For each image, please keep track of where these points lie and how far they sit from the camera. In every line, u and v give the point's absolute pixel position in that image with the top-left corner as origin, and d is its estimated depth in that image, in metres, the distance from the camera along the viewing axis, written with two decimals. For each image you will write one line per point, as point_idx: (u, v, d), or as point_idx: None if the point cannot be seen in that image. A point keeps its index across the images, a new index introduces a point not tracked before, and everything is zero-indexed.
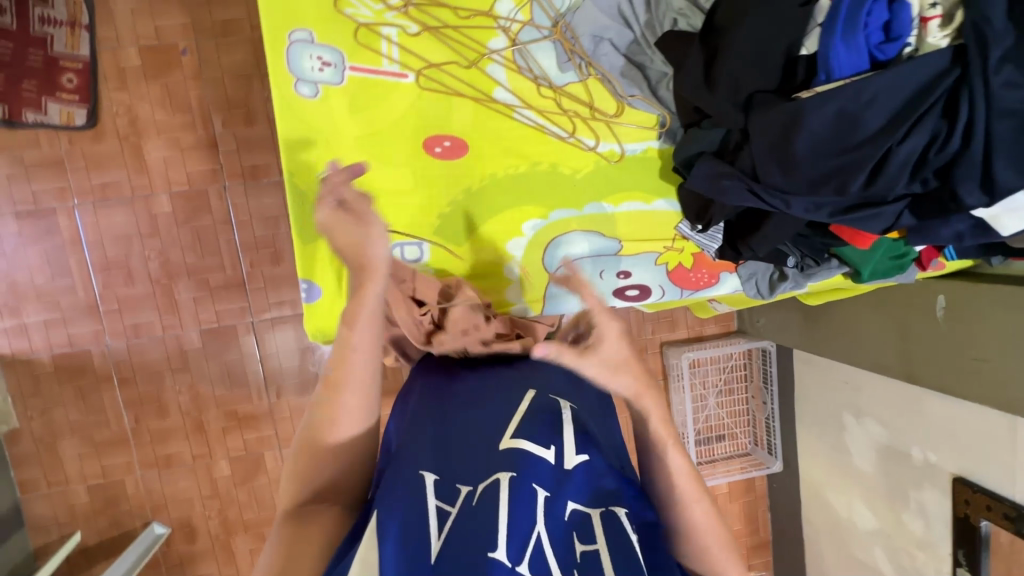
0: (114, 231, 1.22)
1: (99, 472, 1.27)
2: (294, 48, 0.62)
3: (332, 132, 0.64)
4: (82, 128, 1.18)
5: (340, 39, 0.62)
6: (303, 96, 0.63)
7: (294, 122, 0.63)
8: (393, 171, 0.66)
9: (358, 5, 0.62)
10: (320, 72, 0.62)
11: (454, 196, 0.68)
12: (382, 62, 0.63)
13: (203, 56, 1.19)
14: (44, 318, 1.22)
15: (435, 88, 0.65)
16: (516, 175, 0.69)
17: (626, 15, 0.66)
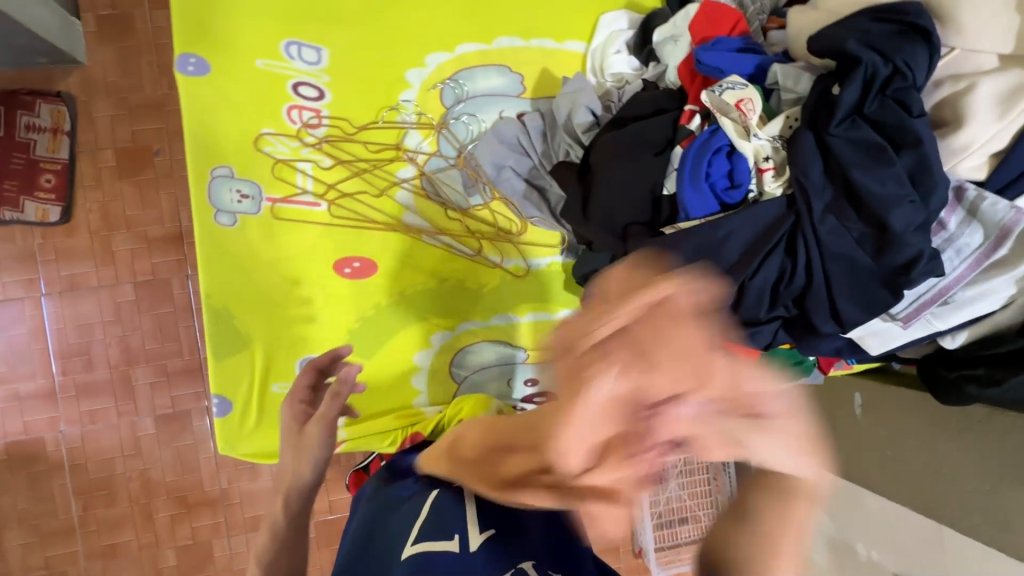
0: (79, 320, 1.26)
1: (42, 565, 1.25)
2: (217, 182, 0.77)
3: (248, 253, 0.78)
4: (55, 223, 1.25)
5: (257, 174, 0.79)
6: (223, 224, 0.77)
7: (221, 242, 0.77)
8: (307, 286, 0.80)
9: (275, 143, 0.80)
10: (239, 204, 0.78)
11: (366, 308, 0.81)
12: (295, 192, 0.80)
13: (175, 157, 1.29)
14: (1, 406, 1.24)
15: (346, 214, 0.81)
16: (424, 289, 0.83)
17: (524, 146, 0.74)
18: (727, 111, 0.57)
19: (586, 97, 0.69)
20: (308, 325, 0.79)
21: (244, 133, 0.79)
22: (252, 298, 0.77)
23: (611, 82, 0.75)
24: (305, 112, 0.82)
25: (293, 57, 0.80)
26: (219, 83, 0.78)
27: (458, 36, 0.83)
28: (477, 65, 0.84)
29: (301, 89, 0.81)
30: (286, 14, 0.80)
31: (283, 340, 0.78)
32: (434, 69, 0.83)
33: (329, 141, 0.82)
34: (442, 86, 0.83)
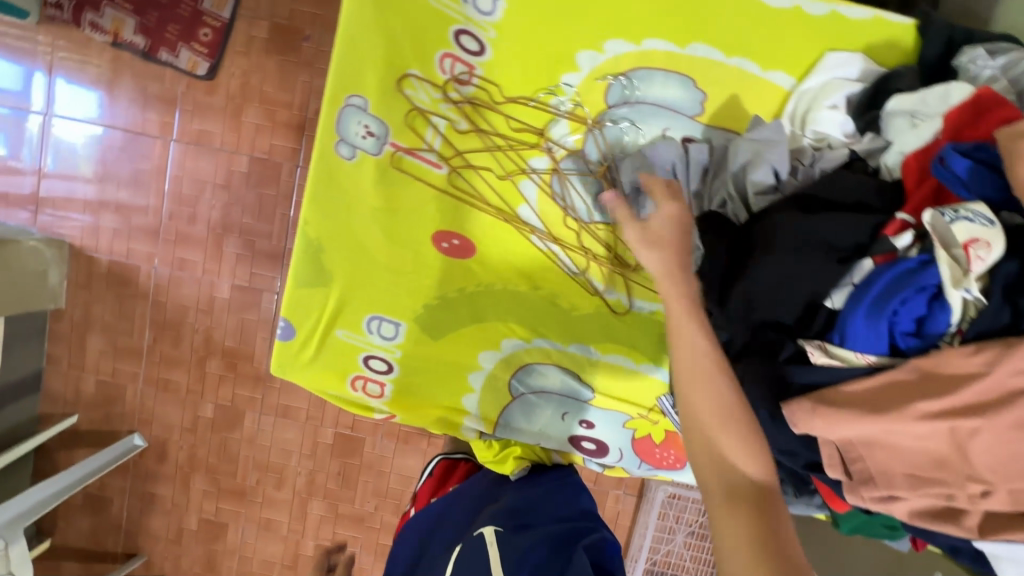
0: (195, 174, 1.33)
1: (110, 372, 1.41)
2: (349, 111, 0.73)
3: (354, 193, 0.75)
4: (201, 78, 1.29)
5: (389, 115, 0.75)
6: (341, 155, 0.74)
7: (336, 177, 0.74)
8: (398, 248, 0.79)
9: (417, 89, 0.75)
10: (363, 140, 0.74)
11: (449, 288, 0.81)
12: (422, 147, 0.77)
13: (322, 48, 1.28)
14: (113, 226, 1.36)
15: (462, 186, 0.79)
16: (513, 290, 0.82)
17: (679, 180, 0.72)
18: (955, 255, 0.52)
19: (773, 153, 0.66)
20: (394, 287, 0.79)
21: (390, 66, 0.73)
22: (346, 246, 0.77)
23: (809, 138, 0.73)
24: (456, 63, 0.76)
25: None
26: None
27: (654, 26, 0.74)
28: (660, 67, 0.76)
29: (462, 39, 0.75)
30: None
31: (362, 293, 0.79)
32: (611, 58, 0.76)
33: (472, 104, 0.77)
34: (616, 79, 0.76)
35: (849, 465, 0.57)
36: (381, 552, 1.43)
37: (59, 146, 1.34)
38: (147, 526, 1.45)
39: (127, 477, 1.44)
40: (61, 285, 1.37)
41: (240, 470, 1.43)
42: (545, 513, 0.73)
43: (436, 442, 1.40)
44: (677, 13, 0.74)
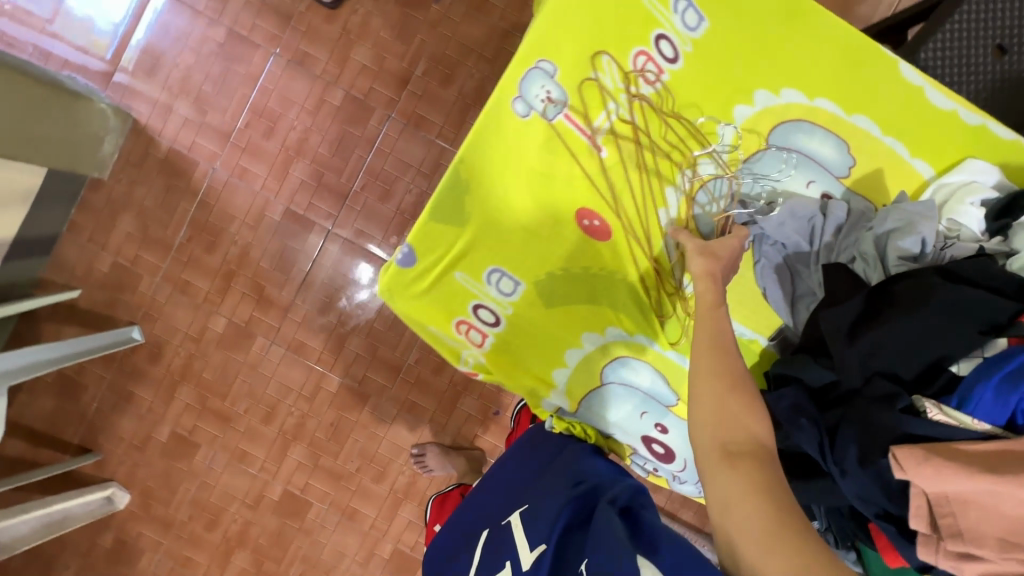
0: (286, 92, 1.32)
1: (130, 258, 1.35)
2: (535, 72, 0.68)
3: (515, 147, 0.68)
4: (324, 5, 1.30)
5: (571, 81, 0.68)
6: (515, 111, 0.68)
7: (499, 132, 0.68)
8: (538, 207, 0.69)
9: (604, 66, 0.68)
10: (541, 102, 0.68)
11: (576, 265, 0.70)
12: (588, 121, 0.69)
13: (449, 14, 1.31)
14: (185, 116, 1.33)
15: (619, 170, 0.69)
16: (640, 285, 0.73)
17: (813, 230, 0.69)
18: None
19: (927, 224, 0.63)
20: (527, 248, 0.69)
21: (589, 40, 0.68)
22: (483, 203, 0.69)
23: (943, 227, 0.69)
24: (646, 60, 0.69)
25: (677, 6, 0.68)
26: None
27: (830, 87, 0.70)
28: (823, 127, 0.71)
29: (660, 41, 0.68)
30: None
31: (481, 245, 0.69)
32: (784, 104, 0.70)
33: (656, 97, 0.69)
34: (787, 120, 0.70)
35: (936, 519, 0.53)
36: (348, 515, 1.39)
37: (124, 17, 1.30)
38: (113, 424, 1.38)
39: (110, 368, 1.37)
40: (111, 156, 1.32)
41: (231, 394, 1.38)
42: (564, 475, 0.85)
43: (437, 421, 1.38)
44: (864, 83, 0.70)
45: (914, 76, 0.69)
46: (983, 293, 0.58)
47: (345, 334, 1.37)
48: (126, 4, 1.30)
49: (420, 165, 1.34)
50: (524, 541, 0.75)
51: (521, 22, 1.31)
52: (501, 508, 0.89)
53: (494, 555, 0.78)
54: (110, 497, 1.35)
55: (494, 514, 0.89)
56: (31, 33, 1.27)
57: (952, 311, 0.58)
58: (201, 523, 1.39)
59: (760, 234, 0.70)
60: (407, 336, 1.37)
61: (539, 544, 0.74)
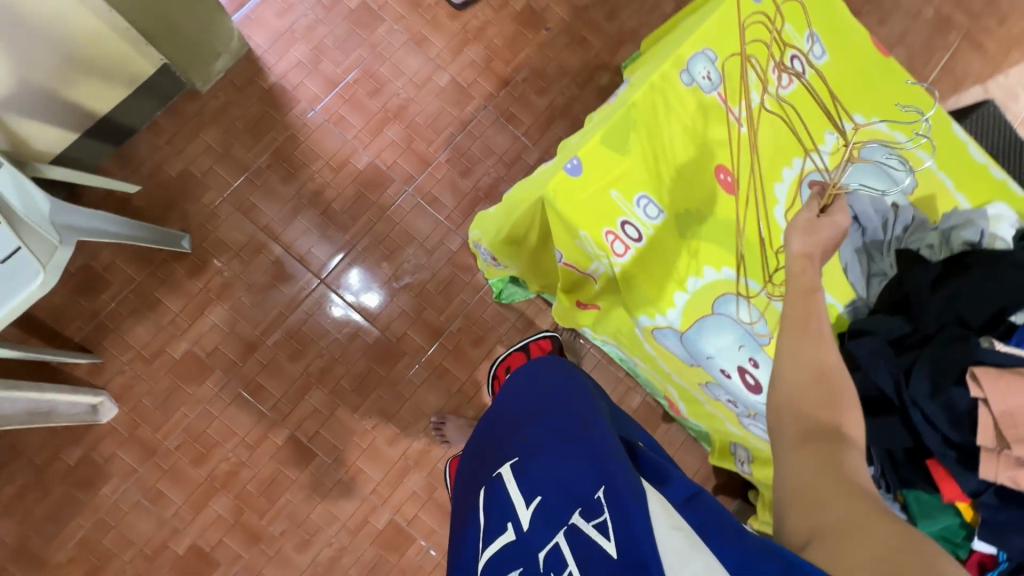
0: (398, 63, 1.46)
1: (203, 169, 1.36)
2: (701, 56, 0.85)
3: (676, 106, 0.84)
4: (452, 5, 1.49)
5: (726, 72, 0.86)
6: (681, 80, 0.84)
7: (669, 88, 0.83)
8: (683, 156, 0.83)
9: (752, 67, 0.86)
10: (702, 78, 0.85)
11: (704, 208, 0.84)
12: (735, 104, 0.86)
13: (555, 41, 1.54)
14: (299, 59, 1.43)
15: (751, 144, 0.86)
16: (750, 236, 0.85)
17: (886, 222, 0.86)
18: None
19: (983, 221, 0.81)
20: (669, 184, 0.82)
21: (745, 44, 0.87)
22: (646, 137, 0.82)
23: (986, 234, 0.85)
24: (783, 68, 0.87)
25: (808, 40, 0.89)
26: (746, 1, 0.87)
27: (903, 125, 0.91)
28: (899, 152, 0.90)
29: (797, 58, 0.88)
30: (825, 12, 0.90)
31: (635, 172, 0.81)
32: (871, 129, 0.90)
33: (785, 99, 0.87)
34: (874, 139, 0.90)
35: (1003, 429, 0.64)
36: (351, 475, 1.33)
37: None
38: (125, 329, 1.29)
39: (141, 270, 1.31)
40: (218, 75, 1.38)
41: (263, 324, 1.34)
42: (550, 406, 0.80)
43: (465, 392, 1.39)
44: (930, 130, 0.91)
45: (960, 134, 0.92)
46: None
47: (394, 289, 1.40)
48: None
49: (503, 154, 1.48)
50: (519, 496, 0.70)
51: (613, 62, 1.55)
52: (489, 455, 0.83)
53: (491, 510, 0.72)
54: (95, 407, 1.23)
55: (486, 466, 0.82)
56: None
57: (1007, 281, 0.72)
58: (188, 456, 1.28)
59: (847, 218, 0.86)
60: (454, 303, 1.41)
61: (534, 498, 0.69)
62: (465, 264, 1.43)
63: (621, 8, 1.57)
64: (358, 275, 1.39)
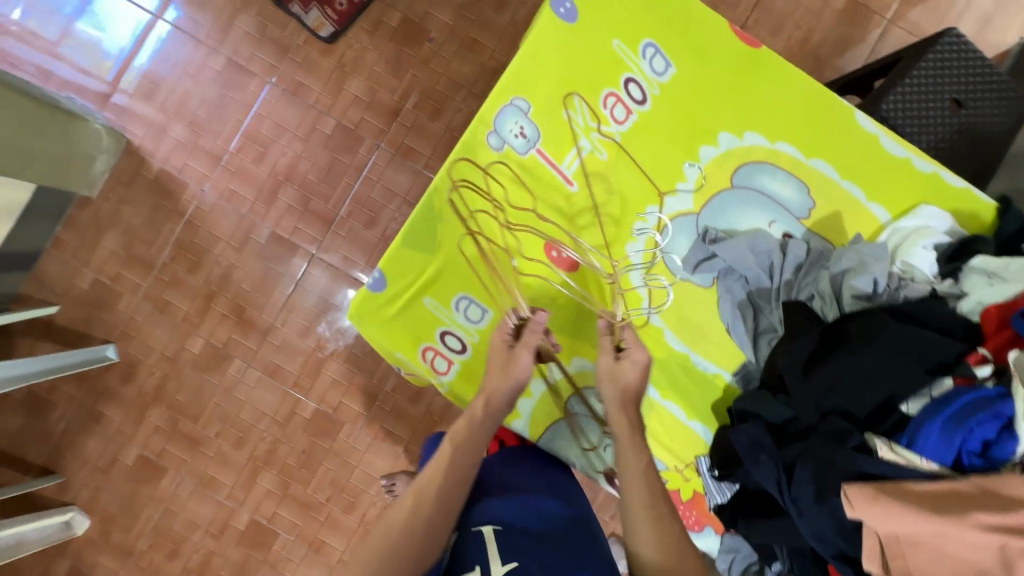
0: (278, 119, 1.36)
1: (112, 275, 1.35)
2: (513, 114, 0.96)
3: (494, 174, 0.96)
4: (320, 39, 1.36)
5: (547, 127, 0.97)
6: (491, 143, 0.95)
7: (484, 158, 0.96)
8: (522, 222, 0.97)
9: (576, 113, 0.97)
10: (516, 137, 0.96)
11: (546, 265, 0.98)
12: (561, 162, 0.98)
13: (441, 53, 1.37)
14: (178, 139, 1.36)
15: (590, 193, 0.99)
16: (602, 278, 0.99)
17: (772, 268, 0.95)
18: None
19: (876, 266, 0.87)
20: (502, 260, 0.96)
21: (560, 89, 0.96)
22: (465, 215, 0.95)
23: (899, 268, 0.94)
24: (616, 100, 0.98)
25: (645, 57, 0.97)
26: (565, 40, 0.96)
27: (786, 134, 0.98)
28: (782, 165, 0.98)
29: (629, 85, 0.98)
30: (658, 24, 0.98)
31: (472, 250, 0.96)
32: (747, 145, 0.98)
33: (621, 139, 0.98)
34: (750, 160, 0.99)
35: (889, 559, 0.71)
36: (316, 547, 1.35)
37: (127, 37, 1.35)
38: (79, 445, 1.35)
39: (80, 387, 1.35)
40: (99, 176, 1.34)
41: (203, 417, 1.36)
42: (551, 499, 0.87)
43: (412, 450, 1.36)
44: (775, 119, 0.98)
45: (869, 125, 0.97)
46: (920, 335, 0.80)
47: (321, 360, 1.36)
48: (132, 25, 1.34)
49: (407, 193, 1.37)
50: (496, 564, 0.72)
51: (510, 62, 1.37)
52: (472, 499, 0.85)
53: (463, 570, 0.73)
54: (69, 522, 1.31)
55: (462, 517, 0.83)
56: (37, 55, 1.32)
57: (872, 372, 0.81)
58: (163, 551, 1.35)
59: (727, 271, 0.97)
60: (384, 363, 1.37)
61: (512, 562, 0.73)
62: None
63: None
64: (358, 299, 1.37)
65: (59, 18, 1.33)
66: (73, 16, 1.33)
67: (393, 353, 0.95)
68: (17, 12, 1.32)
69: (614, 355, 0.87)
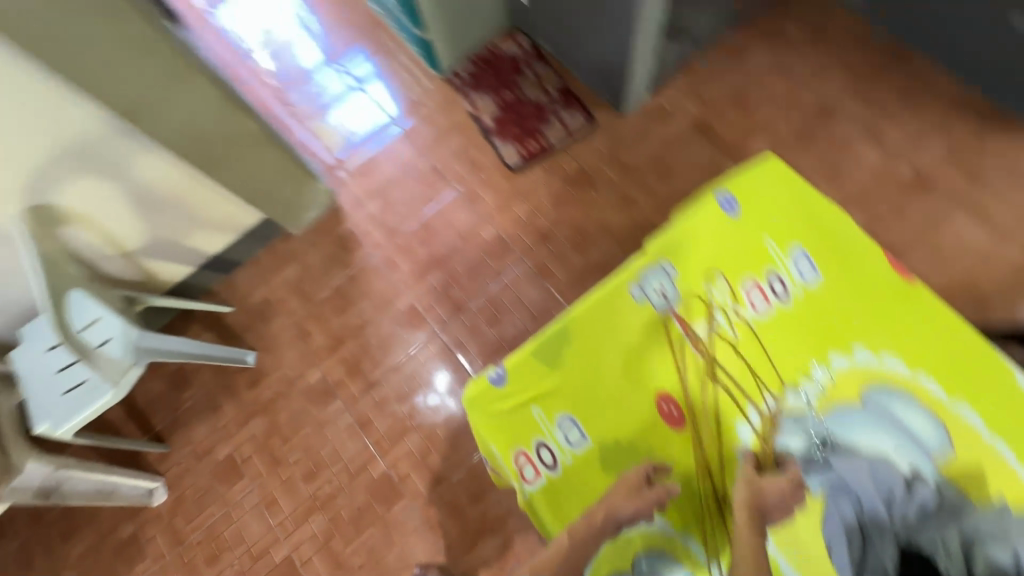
0: (451, 217, 1.63)
1: (279, 297, 1.63)
2: (658, 275, 1.05)
3: (627, 320, 1.04)
4: (506, 166, 1.65)
5: (686, 293, 1.04)
6: (632, 294, 1.05)
7: (622, 304, 1.04)
8: (640, 370, 1.02)
9: (715, 289, 1.04)
10: (656, 294, 1.04)
11: (652, 416, 1.01)
12: (691, 325, 1.03)
13: (600, 201, 1.57)
14: (371, 210, 1.67)
15: (716, 361, 1.01)
16: (706, 448, 1.00)
17: (887, 500, 0.94)
18: None
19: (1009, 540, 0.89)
20: (611, 399, 1.01)
21: (707, 265, 1.05)
22: (590, 349, 1.03)
23: None
24: (757, 289, 1.04)
25: (794, 261, 1.04)
26: (722, 226, 1.06)
27: (927, 369, 0.97)
28: (915, 398, 0.97)
29: (773, 279, 1.04)
30: (810, 233, 1.05)
31: (588, 381, 1.02)
32: (883, 366, 0.99)
33: (755, 323, 1.03)
34: (883, 382, 0.98)
35: None
36: None
37: (359, 133, 1.77)
38: (191, 426, 1.54)
39: (214, 378, 1.57)
40: (308, 221, 1.66)
41: (293, 440, 1.49)
42: None
43: (454, 549, 1.35)
44: (916, 347, 0.98)
45: None
46: None
47: (406, 427, 1.46)
48: (366, 126, 1.78)
49: (532, 306, 1.51)
50: None
51: (658, 224, 1.53)
52: None
53: None
54: (151, 490, 1.48)
55: None
56: (297, 125, 1.80)
57: None
58: (207, 552, 1.44)
59: (842, 486, 0.96)
60: (459, 452, 1.42)
61: None
62: None
63: (675, 172, 1.57)
64: (455, 382, 1.48)
65: (324, 105, 1.81)
66: (327, 105, 1.81)
67: (491, 444, 1.00)
68: (300, 96, 1.83)
69: (749, 480, 0.95)
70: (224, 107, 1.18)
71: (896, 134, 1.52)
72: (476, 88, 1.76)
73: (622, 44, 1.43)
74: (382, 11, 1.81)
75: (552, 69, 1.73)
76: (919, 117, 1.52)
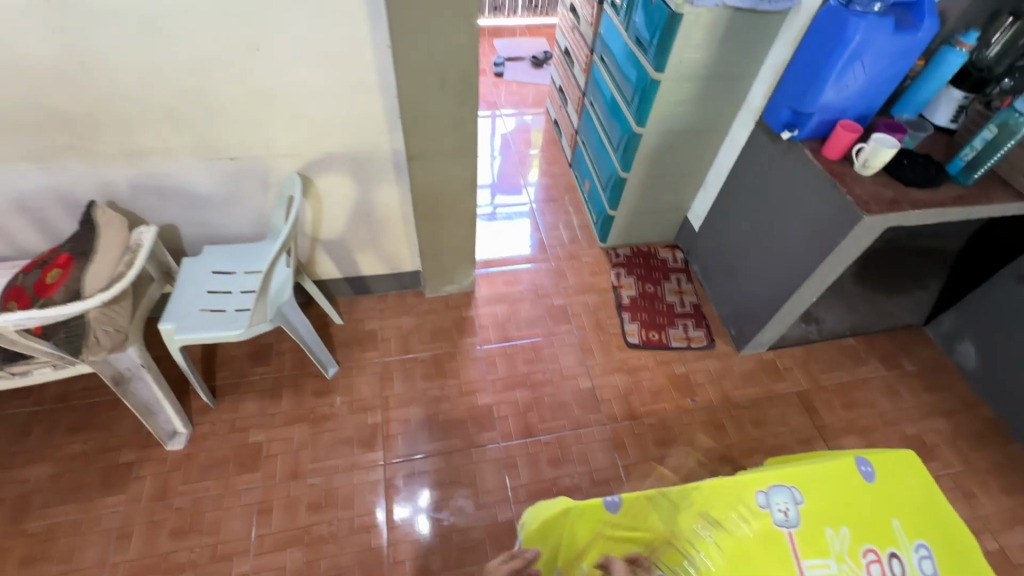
0: (559, 353, 1.77)
1: (385, 337, 1.76)
2: (782, 492, 1.00)
3: (743, 516, 0.96)
4: (624, 340, 1.81)
5: (805, 522, 0.97)
6: (757, 497, 0.98)
7: (742, 498, 0.98)
8: None
9: (835, 537, 0.96)
10: (778, 509, 0.97)
11: None
12: (803, 559, 0.93)
13: (693, 412, 1.66)
14: (497, 312, 1.86)
15: None
16: None
17: None
18: None
19: None
20: None
21: (832, 509, 0.99)
22: (697, 526, 0.95)
23: None
24: (877, 562, 0.95)
25: (917, 553, 0.97)
26: (855, 480, 1.03)
27: None
28: None
29: (895, 560, 0.95)
30: (938, 535, 1.00)
31: (683, 561, 0.91)
32: None
33: None
34: None
35: None
36: None
37: (484, 252, 2.05)
38: (245, 398, 1.59)
39: (291, 369, 1.66)
40: (442, 293, 1.88)
41: (321, 463, 1.49)
42: None
43: None
44: None
45: None
46: None
47: (425, 514, 1.42)
48: (491, 250, 2.06)
49: (595, 468, 1.52)
50: None
51: (738, 461, 1.57)
52: None
53: None
54: (174, 433, 1.48)
55: None
56: None
57: None
58: (176, 523, 1.36)
59: None
60: (461, 570, 1.34)
61: None
62: (499, 540, 1.39)
63: (769, 425, 1.66)
64: (491, 498, 1.46)
65: None
66: None
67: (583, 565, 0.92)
68: None
69: None
70: (467, 186, 1.48)
71: (989, 506, 1.54)
72: (627, 269, 2.02)
73: (768, 303, 1.65)
74: (583, 182, 2.24)
75: (693, 287, 1.99)
76: (1015, 502, 1.55)
